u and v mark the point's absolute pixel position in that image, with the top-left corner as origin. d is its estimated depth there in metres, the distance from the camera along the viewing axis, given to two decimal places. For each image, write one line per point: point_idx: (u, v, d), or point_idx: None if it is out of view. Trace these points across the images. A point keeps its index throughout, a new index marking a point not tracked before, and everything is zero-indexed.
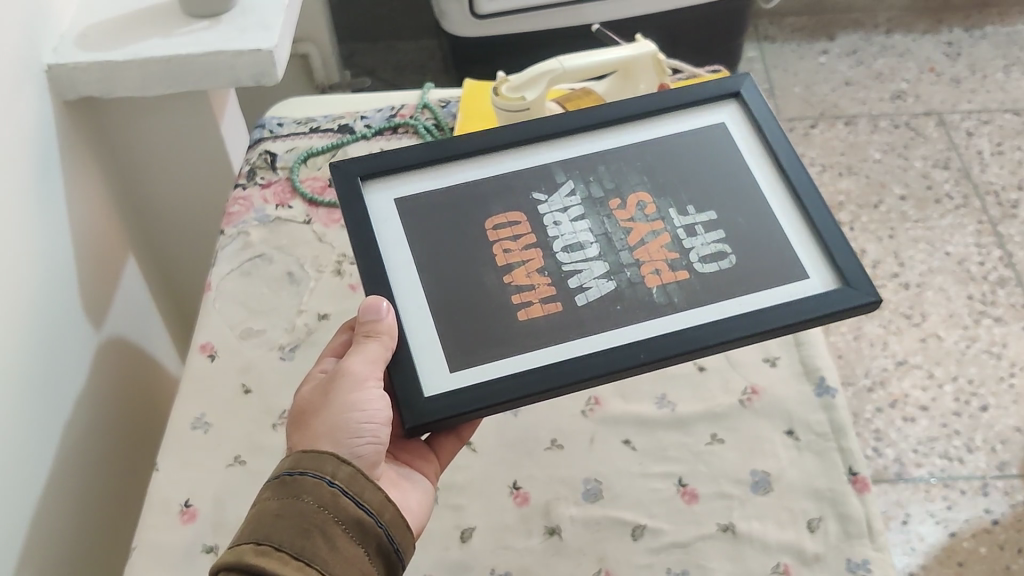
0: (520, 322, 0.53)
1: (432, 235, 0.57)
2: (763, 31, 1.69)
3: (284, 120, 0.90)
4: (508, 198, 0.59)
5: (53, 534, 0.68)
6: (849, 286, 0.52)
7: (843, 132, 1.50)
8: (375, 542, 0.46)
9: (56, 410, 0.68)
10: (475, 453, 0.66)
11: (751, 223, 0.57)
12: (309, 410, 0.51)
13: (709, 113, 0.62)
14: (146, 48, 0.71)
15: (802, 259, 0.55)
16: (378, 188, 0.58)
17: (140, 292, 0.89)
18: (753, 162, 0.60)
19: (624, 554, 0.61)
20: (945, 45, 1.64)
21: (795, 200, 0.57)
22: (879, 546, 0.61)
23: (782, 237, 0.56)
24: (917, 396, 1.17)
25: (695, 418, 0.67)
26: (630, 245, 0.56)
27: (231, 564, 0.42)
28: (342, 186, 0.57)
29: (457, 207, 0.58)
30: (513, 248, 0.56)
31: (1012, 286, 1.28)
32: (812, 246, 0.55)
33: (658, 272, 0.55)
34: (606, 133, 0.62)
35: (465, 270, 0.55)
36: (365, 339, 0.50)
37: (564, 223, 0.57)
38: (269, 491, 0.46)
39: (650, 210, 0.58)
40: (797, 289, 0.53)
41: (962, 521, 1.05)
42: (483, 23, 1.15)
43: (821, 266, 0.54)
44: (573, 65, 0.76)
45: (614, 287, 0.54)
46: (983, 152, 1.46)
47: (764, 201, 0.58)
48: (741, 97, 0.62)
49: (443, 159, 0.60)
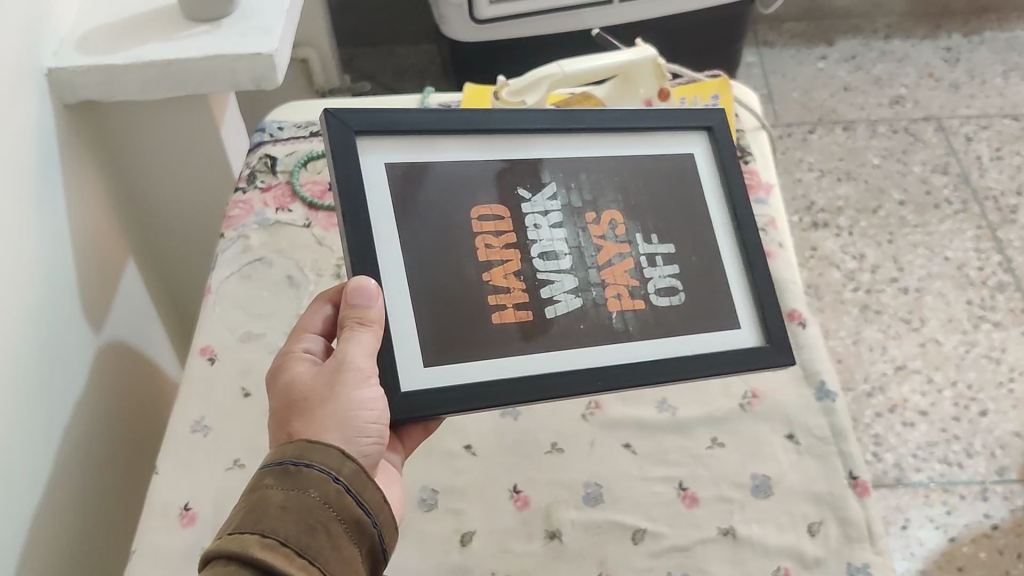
0: (493, 326, 0.53)
1: (416, 220, 0.54)
2: (762, 37, 1.69)
3: (285, 124, 0.90)
4: (500, 189, 0.57)
5: (52, 537, 0.67)
6: (772, 344, 0.57)
7: (842, 137, 1.50)
8: (368, 542, 0.46)
9: (55, 412, 0.68)
10: (475, 456, 0.66)
11: (704, 262, 0.59)
12: (306, 400, 0.49)
13: (682, 141, 0.62)
14: (146, 52, 0.72)
15: (737, 307, 0.58)
16: (370, 151, 0.54)
17: (140, 295, 0.89)
18: (710, 198, 0.61)
19: (625, 557, 0.61)
20: (943, 51, 1.65)
21: (739, 246, 0.60)
22: (880, 550, 0.61)
23: (722, 279, 0.59)
24: (917, 401, 1.17)
25: (695, 421, 0.67)
26: (598, 265, 0.57)
27: (236, 554, 0.41)
28: (336, 142, 0.53)
29: (444, 189, 0.55)
30: (494, 245, 0.55)
31: (1011, 291, 1.29)
32: (747, 299, 0.59)
33: (619, 297, 0.56)
34: (592, 137, 0.60)
35: (444, 264, 0.54)
36: (358, 327, 0.50)
37: (543, 228, 0.57)
38: (272, 478, 0.45)
39: (620, 231, 0.59)
40: (732, 339, 0.57)
41: (962, 525, 1.05)
42: (483, 28, 1.15)
43: (752, 321, 0.58)
44: (573, 70, 0.77)
45: (579, 305, 0.55)
46: (983, 157, 1.47)
47: (714, 240, 0.60)
48: (713, 132, 0.63)
49: (440, 133, 0.56)
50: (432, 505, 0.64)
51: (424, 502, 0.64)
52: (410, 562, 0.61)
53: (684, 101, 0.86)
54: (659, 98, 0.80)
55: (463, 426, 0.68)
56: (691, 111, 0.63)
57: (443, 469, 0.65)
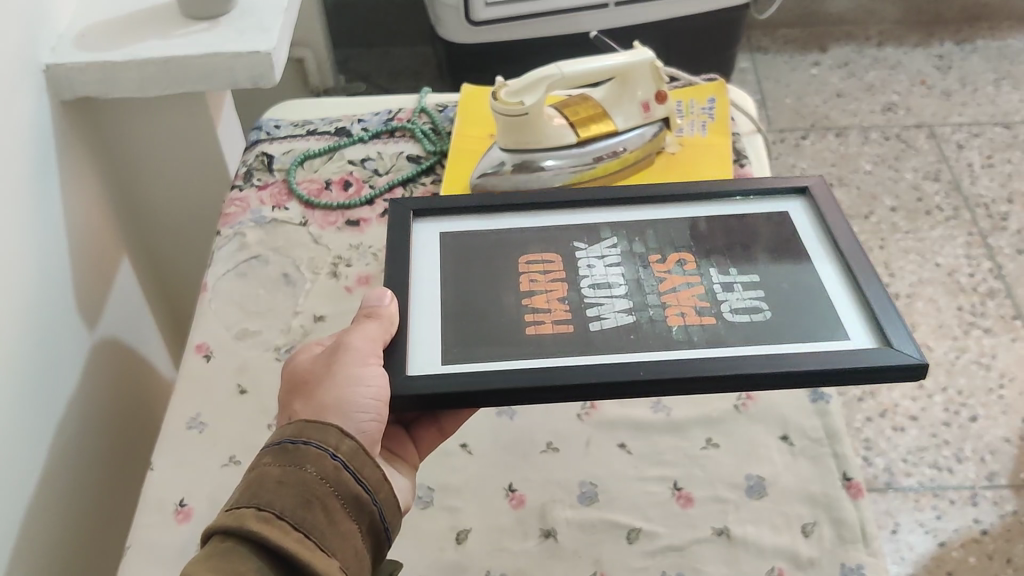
0: (529, 335, 0.53)
1: (463, 270, 0.58)
2: (755, 42, 1.73)
3: (282, 123, 0.91)
4: (548, 242, 0.61)
5: (49, 530, 0.67)
6: (889, 346, 0.50)
7: (835, 143, 1.52)
8: (368, 519, 0.46)
9: (52, 407, 0.69)
10: (471, 455, 0.66)
11: (795, 289, 0.56)
12: (308, 380, 0.51)
13: (776, 203, 0.62)
14: (144, 49, 0.71)
15: (846, 322, 0.53)
16: (426, 226, 0.62)
17: (138, 299, 0.90)
18: (811, 243, 0.59)
19: (621, 556, 0.60)
20: (936, 58, 1.67)
21: (846, 273, 0.56)
22: (874, 551, 0.60)
23: (824, 297, 0.55)
24: (907, 406, 1.18)
25: (691, 421, 0.68)
26: (659, 291, 0.56)
27: (231, 527, 0.42)
28: (392, 216, 0.61)
29: (493, 246, 0.60)
30: (540, 280, 0.58)
31: (1001, 297, 1.29)
32: (857, 309, 0.54)
33: (684, 314, 0.54)
34: (648, 206, 0.63)
35: (488, 294, 0.57)
36: (365, 319, 0.52)
37: (597, 266, 0.59)
38: (270, 457, 0.46)
39: (689, 266, 0.58)
40: (831, 344, 0.51)
41: (952, 530, 1.05)
42: (480, 30, 1.15)
43: (862, 329, 0.52)
44: (572, 70, 0.75)
45: (631, 320, 0.54)
46: (974, 165, 1.47)
47: (811, 269, 0.57)
48: (809, 194, 0.62)
49: (490, 208, 0.63)
50: (429, 503, 0.64)
51: (419, 500, 0.64)
52: (408, 561, 0.61)
53: (681, 104, 0.89)
54: (657, 101, 0.81)
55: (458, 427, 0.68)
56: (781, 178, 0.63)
57: (439, 467, 0.66)
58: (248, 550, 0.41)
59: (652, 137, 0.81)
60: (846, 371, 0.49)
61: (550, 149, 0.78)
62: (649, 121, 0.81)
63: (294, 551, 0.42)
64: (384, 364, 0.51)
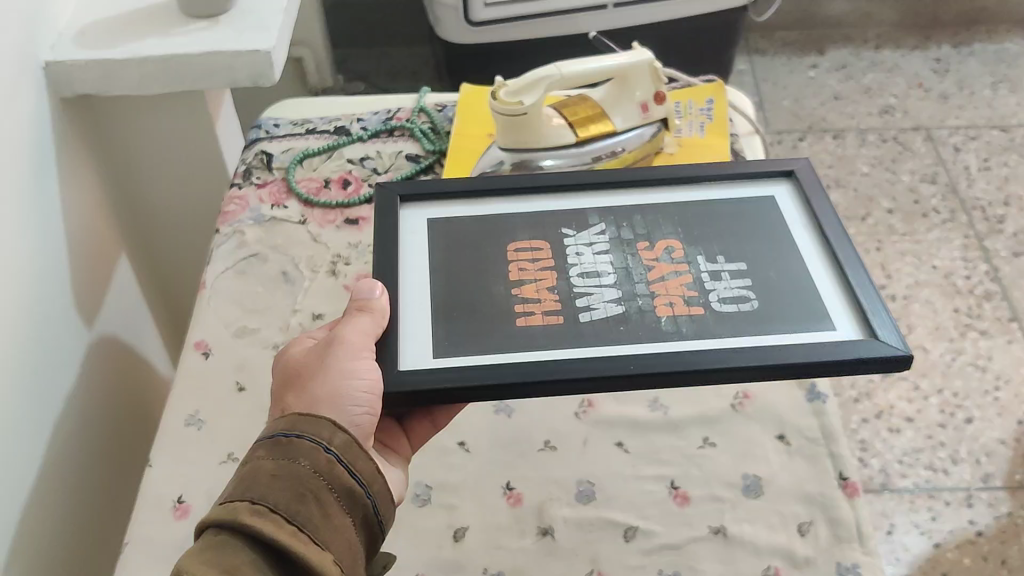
0: (519, 327, 0.54)
1: (453, 258, 0.58)
2: (754, 45, 1.74)
3: (281, 121, 0.91)
4: (537, 229, 0.61)
5: (47, 527, 0.67)
6: (875, 337, 0.51)
7: (832, 145, 1.52)
8: (362, 513, 0.47)
9: (50, 404, 0.69)
10: (468, 453, 0.67)
11: (783, 279, 0.56)
12: (302, 375, 0.51)
13: (765, 186, 0.63)
14: (144, 47, 0.72)
15: (833, 311, 0.53)
16: (414, 212, 0.62)
17: (137, 297, 0.90)
18: (799, 230, 0.60)
19: (618, 555, 0.61)
20: (933, 61, 1.68)
21: (833, 263, 0.57)
22: (869, 551, 0.61)
23: (811, 288, 0.55)
24: (903, 407, 1.18)
25: (688, 420, 0.68)
26: (648, 280, 0.56)
27: (224, 521, 0.42)
28: (381, 201, 0.61)
29: (482, 232, 0.60)
30: (529, 269, 0.58)
31: (998, 300, 1.29)
32: (845, 299, 0.54)
33: (672, 305, 0.54)
34: (637, 190, 0.63)
35: (478, 282, 0.57)
36: (357, 313, 0.52)
37: (586, 254, 0.59)
38: (263, 451, 0.46)
39: (677, 254, 0.58)
40: (819, 335, 0.52)
41: (947, 531, 1.05)
42: (478, 30, 1.15)
43: (849, 320, 0.53)
44: (571, 70, 0.75)
45: (621, 311, 0.54)
46: (970, 168, 1.48)
47: (801, 261, 0.57)
48: (795, 177, 0.63)
49: (480, 194, 0.63)
50: (427, 500, 0.64)
51: (417, 497, 0.64)
52: (406, 558, 0.61)
53: (679, 104, 0.89)
54: (657, 101, 0.81)
55: (456, 425, 0.68)
56: (770, 162, 0.64)
57: (437, 465, 0.66)
58: (241, 543, 0.42)
59: (651, 136, 0.82)
60: (833, 361, 0.50)
61: (546, 147, 0.78)
62: (648, 121, 0.81)
63: (287, 544, 0.42)
64: (377, 358, 0.51)
